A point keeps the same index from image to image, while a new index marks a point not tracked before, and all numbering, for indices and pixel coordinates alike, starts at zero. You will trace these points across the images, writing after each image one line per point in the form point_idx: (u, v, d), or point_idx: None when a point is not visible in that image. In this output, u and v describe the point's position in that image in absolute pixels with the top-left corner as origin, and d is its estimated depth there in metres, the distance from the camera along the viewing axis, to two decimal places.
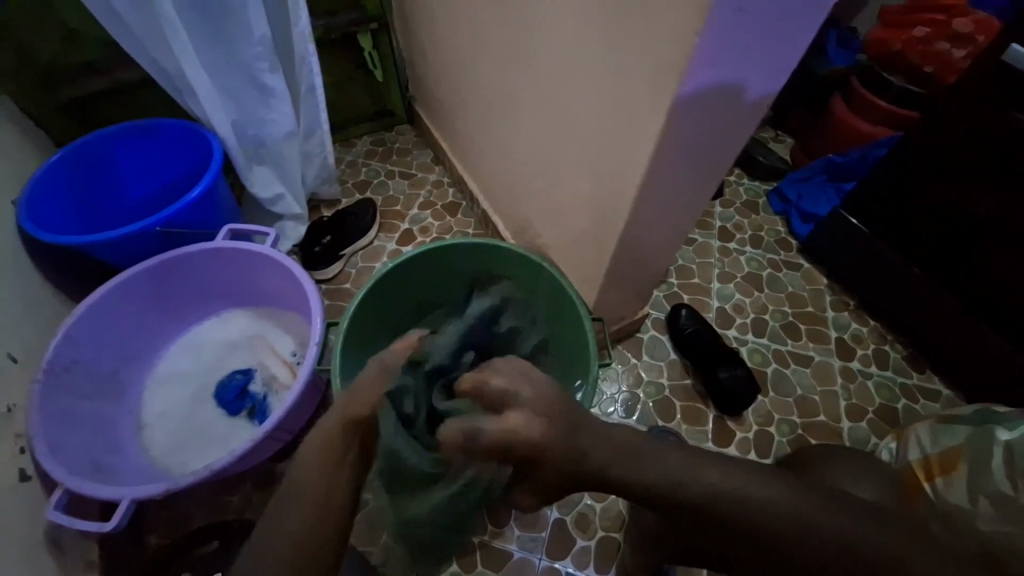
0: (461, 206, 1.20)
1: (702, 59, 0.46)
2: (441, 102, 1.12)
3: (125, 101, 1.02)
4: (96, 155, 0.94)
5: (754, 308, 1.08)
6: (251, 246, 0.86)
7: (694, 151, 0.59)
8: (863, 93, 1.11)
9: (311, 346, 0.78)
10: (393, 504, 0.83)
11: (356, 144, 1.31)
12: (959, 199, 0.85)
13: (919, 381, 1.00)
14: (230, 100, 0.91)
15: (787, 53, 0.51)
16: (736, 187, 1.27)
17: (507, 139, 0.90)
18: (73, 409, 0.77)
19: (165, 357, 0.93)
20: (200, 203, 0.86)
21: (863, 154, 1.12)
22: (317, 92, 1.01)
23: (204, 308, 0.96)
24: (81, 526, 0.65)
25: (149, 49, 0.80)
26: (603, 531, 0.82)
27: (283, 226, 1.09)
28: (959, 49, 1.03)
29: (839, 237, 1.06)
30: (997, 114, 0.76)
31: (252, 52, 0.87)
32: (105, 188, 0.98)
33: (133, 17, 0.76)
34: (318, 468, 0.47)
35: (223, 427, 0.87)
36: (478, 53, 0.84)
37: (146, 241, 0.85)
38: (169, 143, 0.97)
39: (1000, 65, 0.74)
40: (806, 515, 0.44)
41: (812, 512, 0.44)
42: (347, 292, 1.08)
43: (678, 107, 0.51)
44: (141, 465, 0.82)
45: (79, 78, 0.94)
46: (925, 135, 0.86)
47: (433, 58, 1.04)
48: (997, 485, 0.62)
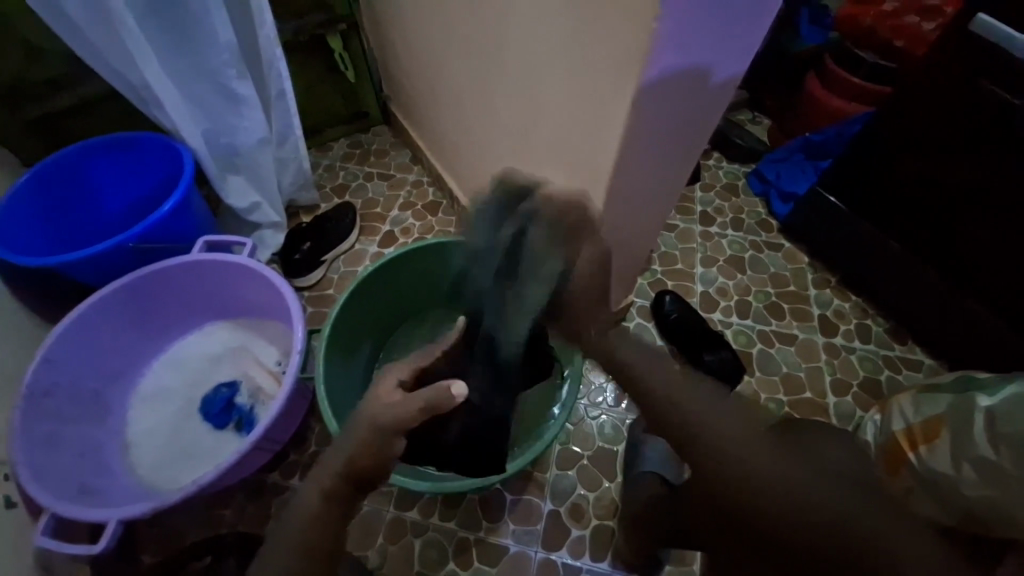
0: (441, 205, 1.20)
1: (664, 44, 0.46)
2: (415, 100, 1.11)
3: (92, 117, 1.00)
4: (64, 173, 0.92)
5: (738, 290, 1.09)
6: (229, 258, 0.85)
7: (664, 137, 0.59)
8: (834, 70, 1.11)
9: (294, 354, 0.77)
10: (387, 508, 0.83)
11: (333, 148, 1.29)
12: (932, 170, 0.86)
13: (902, 352, 1.02)
14: (198, 109, 0.90)
15: (750, 33, 0.51)
16: (716, 170, 1.27)
17: (481, 135, 0.89)
18: (55, 432, 0.76)
19: (148, 374, 0.92)
20: (173, 216, 0.85)
21: (838, 132, 1.13)
22: (288, 97, 1.00)
23: (184, 323, 0.95)
24: (69, 549, 0.65)
25: (110, 60, 0.78)
26: (597, 520, 0.83)
27: (262, 235, 1.08)
28: (928, 22, 1.04)
29: (818, 215, 1.07)
30: (966, 84, 0.76)
31: (218, 59, 0.85)
32: (76, 206, 0.96)
33: (91, 28, 0.74)
34: (317, 514, 0.49)
35: (211, 441, 0.86)
36: (447, 49, 0.84)
37: (120, 258, 0.84)
38: (138, 157, 0.95)
39: (966, 36, 0.74)
40: (824, 492, 0.42)
41: (835, 493, 0.42)
42: (330, 298, 1.07)
43: (644, 93, 0.50)
44: (129, 484, 0.81)
45: (41, 95, 0.92)
46: (897, 109, 0.86)
47: (404, 56, 1.03)
48: (979, 451, 0.60)
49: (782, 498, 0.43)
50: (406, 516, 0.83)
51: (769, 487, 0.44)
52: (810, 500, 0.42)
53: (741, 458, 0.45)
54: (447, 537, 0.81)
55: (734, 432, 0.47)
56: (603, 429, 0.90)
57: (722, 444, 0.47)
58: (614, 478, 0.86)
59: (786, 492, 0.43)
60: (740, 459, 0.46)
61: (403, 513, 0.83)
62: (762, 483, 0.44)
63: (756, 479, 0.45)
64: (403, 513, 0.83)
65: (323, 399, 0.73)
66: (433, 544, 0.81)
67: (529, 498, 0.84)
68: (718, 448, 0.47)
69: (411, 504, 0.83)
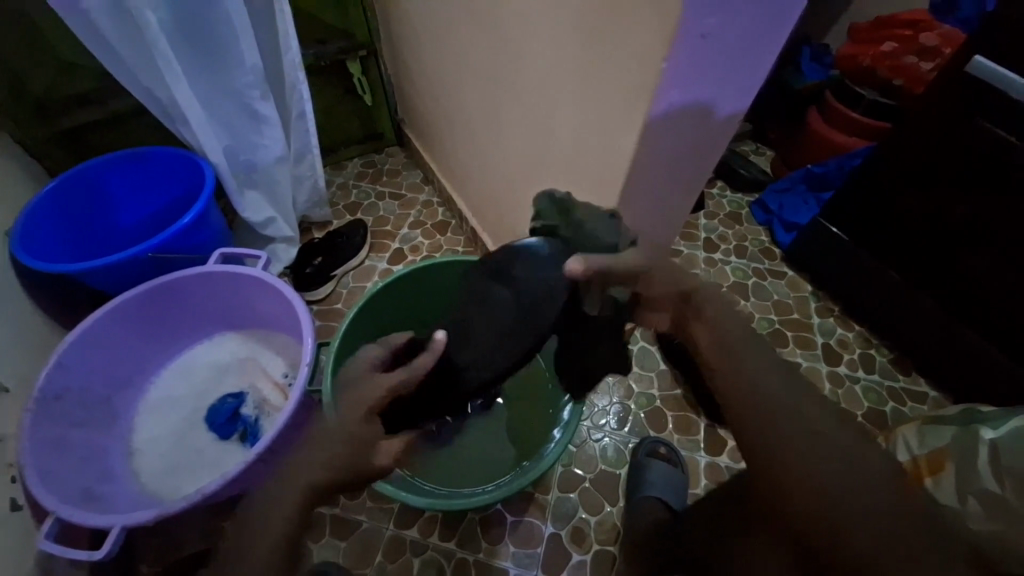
0: (450, 225, 1.22)
1: (671, 81, 0.48)
2: (429, 124, 1.14)
3: (118, 131, 1.04)
4: (88, 183, 0.95)
5: (742, 316, 1.10)
6: (242, 269, 0.87)
7: (670, 167, 0.62)
8: (834, 105, 1.15)
9: (303, 366, 0.78)
10: (387, 525, 0.83)
11: (347, 167, 1.33)
12: (933, 204, 0.88)
13: (906, 384, 1.01)
14: (222, 127, 0.93)
15: (754, 72, 0.53)
16: (719, 199, 1.30)
17: (491, 160, 0.92)
18: (63, 436, 0.77)
19: (157, 382, 0.93)
20: (192, 228, 0.88)
21: (840, 164, 1.15)
22: (308, 118, 1.03)
23: (196, 332, 0.96)
24: (72, 555, 0.65)
25: (142, 80, 0.82)
26: (599, 545, 0.82)
27: (275, 249, 1.11)
28: (927, 61, 1.05)
29: (821, 244, 1.09)
30: (964, 123, 0.79)
31: (244, 80, 0.89)
32: (97, 216, 0.99)
33: (127, 49, 0.78)
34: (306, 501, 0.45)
35: (215, 451, 0.86)
36: (462, 77, 0.87)
37: (138, 267, 0.86)
38: (160, 171, 0.99)
39: (964, 76, 0.77)
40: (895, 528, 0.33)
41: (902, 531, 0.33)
42: (339, 312, 1.08)
43: (651, 126, 0.53)
44: (132, 492, 0.81)
45: (71, 108, 0.96)
46: (898, 144, 0.89)
47: (420, 82, 1.07)
48: (985, 485, 0.64)
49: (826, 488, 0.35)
50: (405, 534, 0.82)
51: (835, 485, 0.35)
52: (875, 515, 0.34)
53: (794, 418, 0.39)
54: (445, 557, 0.80)
55: (816, 406, 0.39)
56: (605, 452, 0.90)
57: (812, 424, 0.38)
58: (616, 502, 0.85)
59: (853, 495, 0.35)
60: (809, 451, 0.37)
61: (402, 531, 0.82)
62: (833, 483, 0.35)
63: (827, 476, 0.35)
64: (403, 531, 0.82)
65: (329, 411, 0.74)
66: (432, 564, 0.80)
67: (530, 520, 0.84)
68: (803, 424, 0.38)
69: (411, 522, 0.83)
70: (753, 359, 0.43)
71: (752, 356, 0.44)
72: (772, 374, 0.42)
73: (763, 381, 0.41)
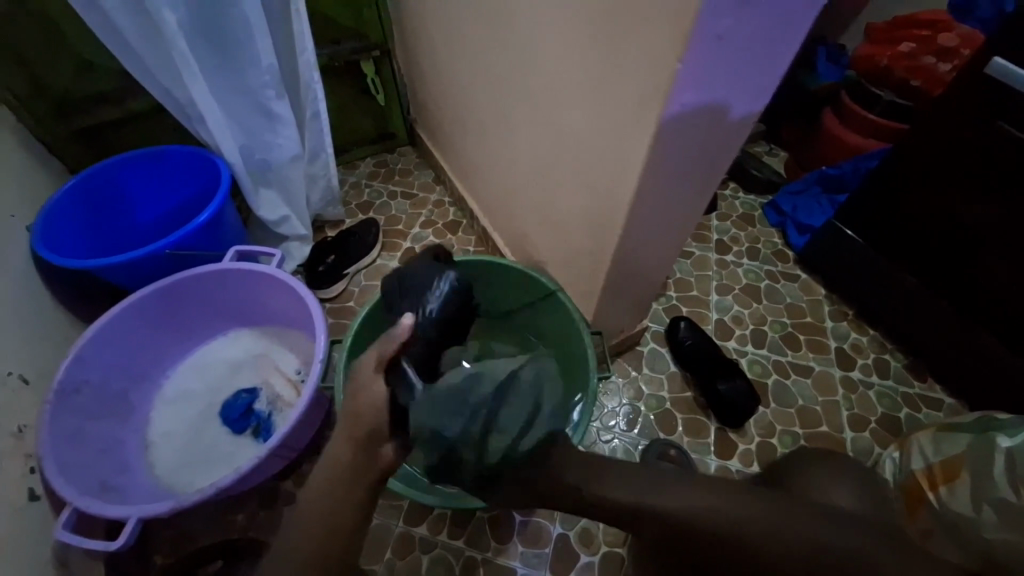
0: (461, 224, 1.23)
1: (687, 82, 0.48)
2: (441, 124, 1.15)
3: (136, 130, 1.06)
4: (108, 181, 0.97)
5: (753, 319, 1.09)
6: (257, 267, 0.88)
7: (685, 168, 0.61)
8: (851, 105, 1.14)
9: (315, 363, 0.79)
10: (396, 522, 0.83)
11: (359, 166, 1.34)
12: (950, 208, 0.87)
13: (921, 389, 1.00)
14: (237, 127, 0.95)
15: (769, 73, 0.53)
16: (732, 201, 1.29)
17: (503, 160, 0.92)
18: (81, 429, 0.78)
19: (172, 377, 0.95)
20: (208, 226, 0.89)
21: (855, 165, 1.14)
22: (322, 118, 1.04)
23: (210, 329, 0.98)
24: (90, 545, 0.66)
25: (162, 80, 0.84)
26: (607, 547, 0.82)
27: (289, 247, 1.12)
28: (945, 62, 1.03)
29: (835, 247, 1.08)
30: (983, 126, 0.77)
31: (259, 80, 0.91)
32: (116, 213, 1.01)
33: (147, 49, 0.80)
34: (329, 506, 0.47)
35: (228, 446, 0.88)
36: (474, 78, 0.88)
37: (156, 264, 0.87)
38: (176, 169, 1.01)
39: (983, 77, 0.75)
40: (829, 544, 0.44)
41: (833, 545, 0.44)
42: (351, 310, 1.10)
43: (665, 127, 0.53)
44: (147, 485, 0.83)
45: (91, 107, 0.98)
46: (915, 147, 0.88)
47: (433, 82, 1.08)
48: (1000, 492, 0.62)
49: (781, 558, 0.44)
50: (415, 531, 0.83)
51: (777, 553, 0.45)
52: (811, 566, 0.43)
53: (714, 517, 0.47)
54: (454, 556, 0.81)
55: (729, 498, 0.48)
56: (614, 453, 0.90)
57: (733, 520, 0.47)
58: None
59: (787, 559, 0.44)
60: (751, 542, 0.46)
61: (411, 529, 0.83)
62: (773, 549, 0.45)
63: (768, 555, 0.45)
64: (412, 528, 0.83)
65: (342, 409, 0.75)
66: (440, 562, 0.80)
67: (538, 521, 0.84)
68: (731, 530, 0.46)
69: (421, 520, 0.83)
70: (671, 483, 0.51)
71: (674, 484, 0.51)
72: (678, 493, 0.50)
73: (686, 498, 0.49)
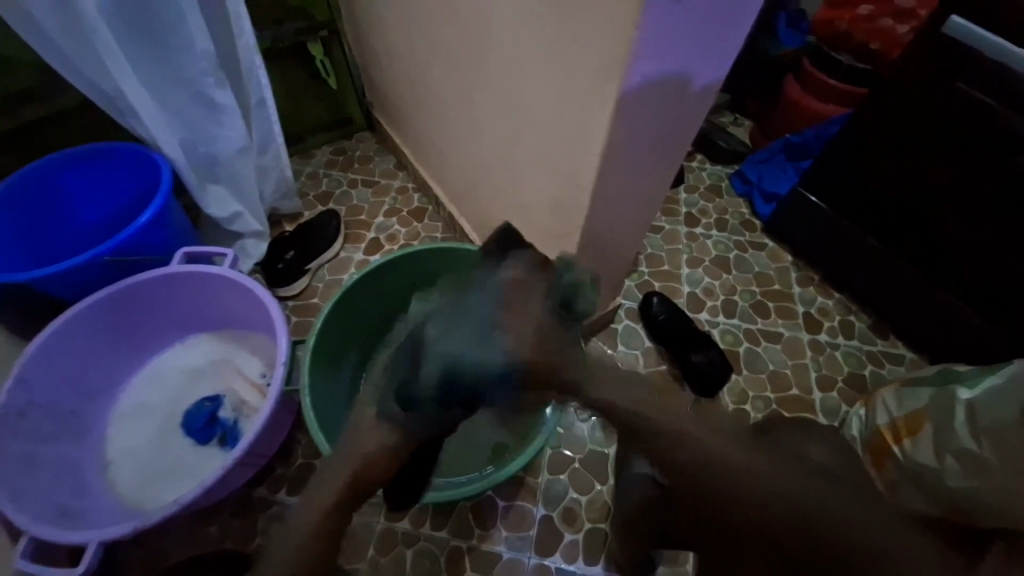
0: (427, 210, 1.19)
1: (645, 52, 0.46)
2: (398, 106, 1.10)
3: (67, 129, 0.98)
4: (37, 185, 0.90)
5: (724, 290, 1.10)
6: (209, 268, 0.83)
7: (647, 142, 0.60)
8: (813, 73, 1.13)
9: (279, 365, 0.76)
10: (377, 518, 0.82)
11: (316, 155, 1.28)
12: (909, 167, 0.88)
13: (884, 347, 1.03)
14: (176, 118, 0.88)
15: (728, 41, 0.51)
16: (699, 172, 1.29)
17: (464, 142, 0.89)
18: (31, 454, 0.74)
19: (129, 390, 0.90)
20: (151, 228, 0.83)
21: (817, 133, 1.14)
22: (268, 105, 0.98)
23: (165, 336, 0.93)
24: (50, 573, 0.62)
25: (85, 72, 0.77)
26: (590, 523, 0.83)
27: (244, 244, 1.06)
28: (903, 24, 1.06)
29: (800, 214, 1.09)
30: (938, 84, 0.78)
31: (196, 67, 0.84)
32: (51, 220, 0.94)
33: (65, 38, 0.72)
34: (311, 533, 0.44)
35: (195, 457, 0.84)
36: (429, 56, 0.84)
37: (97, 272, 0.81)
38: (112, 169, 0.94)
39: (940, 38, 0.76)
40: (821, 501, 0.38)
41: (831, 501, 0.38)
42: (316, 307, 1.05)
43: (624, 100, 0.51)
44: (109, 504, 0.79)
45: (12, 106, 0.90)
46: (875, 110, 0.88)
47: (386, 61, 1.02)
48: (964, 443, 0.64)
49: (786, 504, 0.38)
50: (397, 526, 0.82)
51: (768, 498, 0.38)
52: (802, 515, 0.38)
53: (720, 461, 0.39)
54: (439, 547, 0.80)
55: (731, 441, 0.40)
56: (594, 432, 0.90)
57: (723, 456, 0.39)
58: (606, 480, 0.86)
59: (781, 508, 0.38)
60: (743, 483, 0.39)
61: (393, 524, 0.82)
62: (765, 492, 0.38)
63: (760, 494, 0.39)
64: (394, 523, 0.82)
65: (310, 410, 0.72)
66: (425, 554, 0.80)
67: (521, 504, 0.84)
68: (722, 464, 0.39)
69: (402, 514, 0.82)
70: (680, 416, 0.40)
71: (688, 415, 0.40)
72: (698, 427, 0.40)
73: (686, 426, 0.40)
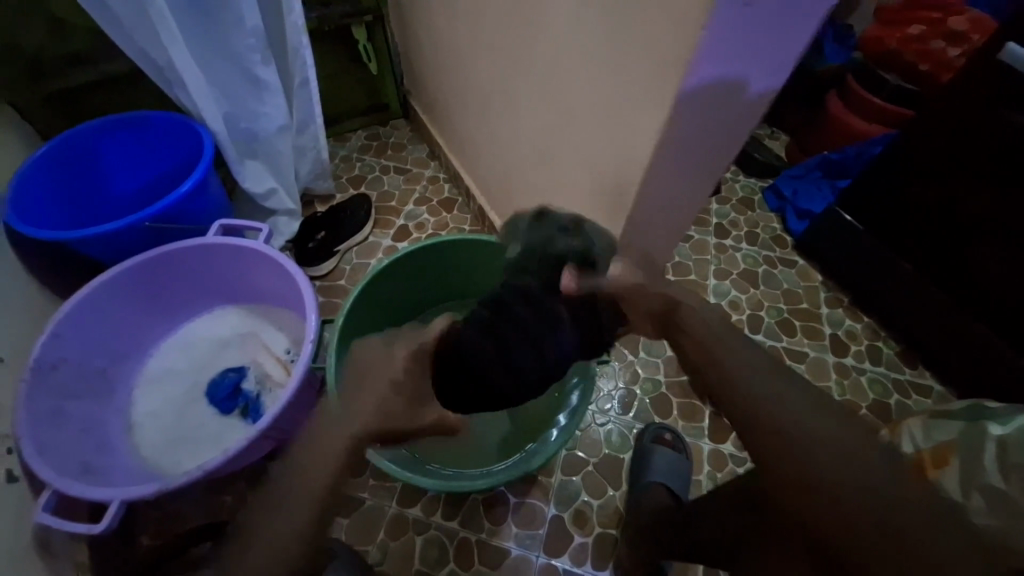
0: (456, 202, 1.19)
1: (708, 57, 0.45)
2: (437, 95, 1.10)
3: (115, 95, 1.00)
4: (84, 148, 0.91)
5: (750, 304, 1.08)
6: (243, 242, 0.84)
7: (699, 149, 0.58)
8: (858, 92, 1.11)
9: (306, 343, 0.76)
10: (389, 503, 0.83)
11: (350, 139, 1.29)
12: (950, 192, 0.86)
13: (912, 377, 1.01)
14: (221, 92, 0.89)
15: (792, 50, 0.50)
16: (732, 184, 1.27)
17: (504, 136, 0.89)
18: (60, 409, 0.75)
19: (156, 355, 0.91)
20: (191, 197, 0.84)
21: (858, 152, 1.12)
22: (311, 86, 0.99)
23: (195, 305, 0.94)
24: (72, 527, 0.63)
25: (137, 40, 0.78)
26: (601, 528, 0.82)
27: (277, 221, 1.08)
28: (954, 48, 1.02)
29: (837, 234, 1.07)
30: (989, 110, 0.76)
31: (244, 43, 0.85)
32: (93, 183, 0.96)
33: (123, 7, 0.73)
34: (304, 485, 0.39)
35: (217, 426, 0.85)
36: (474, 47, 0.83)
37: (137, 237, 0.83)
38: (156, 138, 0.95)
39: (998, 63, 0.73)
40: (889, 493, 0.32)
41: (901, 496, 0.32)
42: (341, 289, 1.06)
43: (682, 103, 0.50)
44: (132, 466, 0.80)
45: (65, 70, 0.92)
46: (923, 134, 0.86)
47: (429, 49, 1.02)
48: (990, 479, 0.63)
49: (845, 476, 0.33)
50: (409, 513, 0.82)
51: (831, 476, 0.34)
52: (894, 507, 0.32)
53: (779, 404, 0.37)
54: (448, 537, 0.81)
55: (801, 400, 0.37)
56: (609, 436, 0.90)
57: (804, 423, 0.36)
58: (619, 486, 0.85)
59: (859, 479, 0.33)
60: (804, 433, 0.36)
61: (405, 511, 0.82)
62: (836, 473, 0.34)
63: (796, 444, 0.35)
64: (406, 509, 0.82)
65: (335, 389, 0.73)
66: (435, 542, 0.80)
67: (533, 502, 0.84)
68: (798, 428, 0.36)
69: (414, 501, 0.83)
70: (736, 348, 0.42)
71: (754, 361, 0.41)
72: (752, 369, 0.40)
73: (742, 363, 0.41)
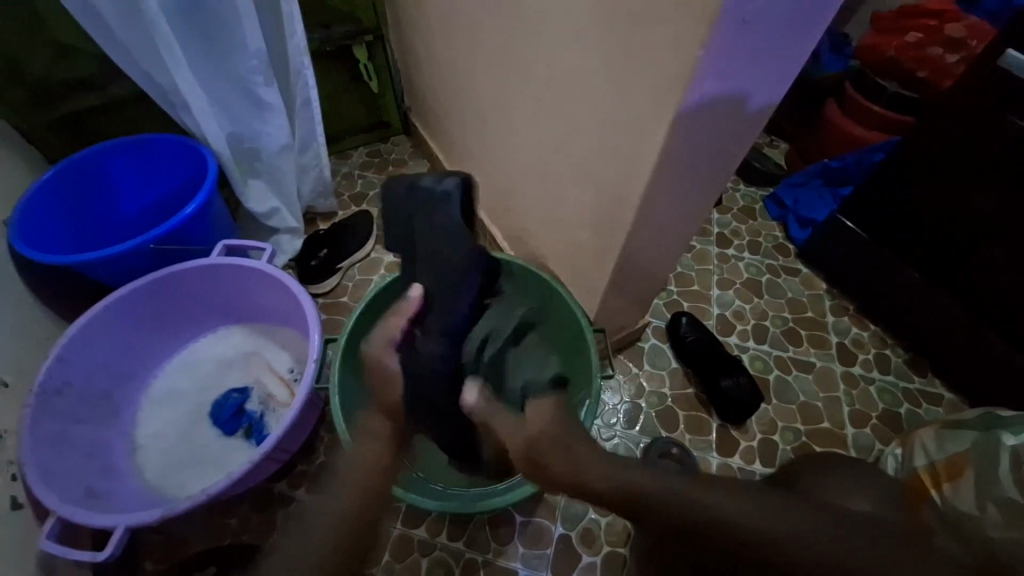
0: None
1: (708, 73, 0.45)
2: (437, 110, 1.11)
3: (118, 118, 1.01)
4: (88, 170, 0.92)
5: (755, 314, 1.08)
6: (246, 262, 0.84)
7: (699, 164, 0.58)
8: (857, 99, 1.11)
9: (309, 363, 0.76)
10: (394, 524, 0.82)
11: (351, 156, 1.30)
12: (954, 197, 0.86)
13: (922, 385, 1.00)
14: (224, 113, 0.90)
15: (791, 63, 0.50)
16: (732, 194, 1.27)
17: (503, 151, 0.89)
18: (64, 435, 0.75)
19: (159, 376, 0.91)
20: (194, 220, 0.85)
21: (858, 159, 1.12)
22: (313, 106, 1.00)
23: (198, 326, 0.94)
24: (76, 556, 0.63)
25: (141, 64, 0.79)
26: (609, 547, 0.81)
27: (279, 240, 1.09)
28: (952, 53, 1.03)
29: (839, 242, 1.06)
30: (990, 114, 0.76)
31: (246, 66, 0.86)
32: (98, 206, 0.97)
33: (127, 32, 0.75)
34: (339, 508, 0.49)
35: (220, 448, 0.85)
36: (474, 64, 0.84)
37: (142, 260, 0.83)
38: (159, 159, 0.96)
39: (997, 69, 0.74)
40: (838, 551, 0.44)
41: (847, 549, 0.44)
42: (343, 306, 1.07)
43: (682, 120, 0.50)
44: (135, 489, 0.80)
45: (70, 93, 0.93)
46: (923, 140, 0.86)
47: (428, 66, 1.03)
48: (1006, 492, 0.63)
49: (807, 546, 0.44)
50: (414, 533, 0.81)
51: (795, 550, 0.45)
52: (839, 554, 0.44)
53: (734, 519, 0.46)
54: (454, 558, 0.79)
55: (738, 500, 0.47)
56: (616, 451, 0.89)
57: (758, 521, 0.46)
58: None
59: (812, 545, 0.45)
60: (766, 530, 0.45)
61: (410, 531, 0.81)
62: (798, 548, 0.45)
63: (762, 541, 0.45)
64: (411, 530, 0.81)
65: (338, 410, 0.73)
66: (441, 564, 0.79)
67: (540, 521, 0.83)
68: (755, 529, 0.45)
69: (419, 522, 0.82)
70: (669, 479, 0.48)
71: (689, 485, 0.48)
72: (694, 486, 0.48)
73: (697, 494, 0.47)
